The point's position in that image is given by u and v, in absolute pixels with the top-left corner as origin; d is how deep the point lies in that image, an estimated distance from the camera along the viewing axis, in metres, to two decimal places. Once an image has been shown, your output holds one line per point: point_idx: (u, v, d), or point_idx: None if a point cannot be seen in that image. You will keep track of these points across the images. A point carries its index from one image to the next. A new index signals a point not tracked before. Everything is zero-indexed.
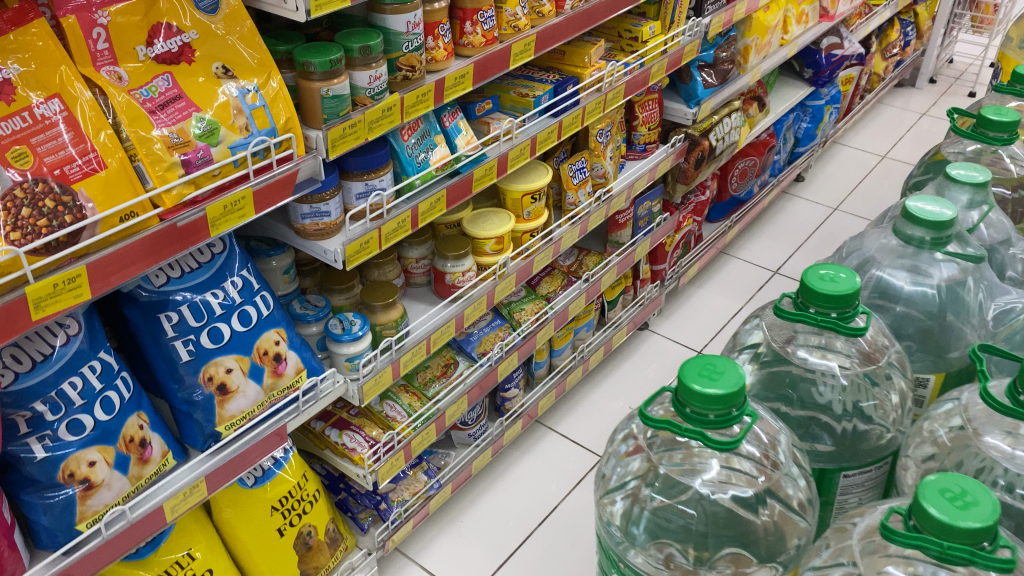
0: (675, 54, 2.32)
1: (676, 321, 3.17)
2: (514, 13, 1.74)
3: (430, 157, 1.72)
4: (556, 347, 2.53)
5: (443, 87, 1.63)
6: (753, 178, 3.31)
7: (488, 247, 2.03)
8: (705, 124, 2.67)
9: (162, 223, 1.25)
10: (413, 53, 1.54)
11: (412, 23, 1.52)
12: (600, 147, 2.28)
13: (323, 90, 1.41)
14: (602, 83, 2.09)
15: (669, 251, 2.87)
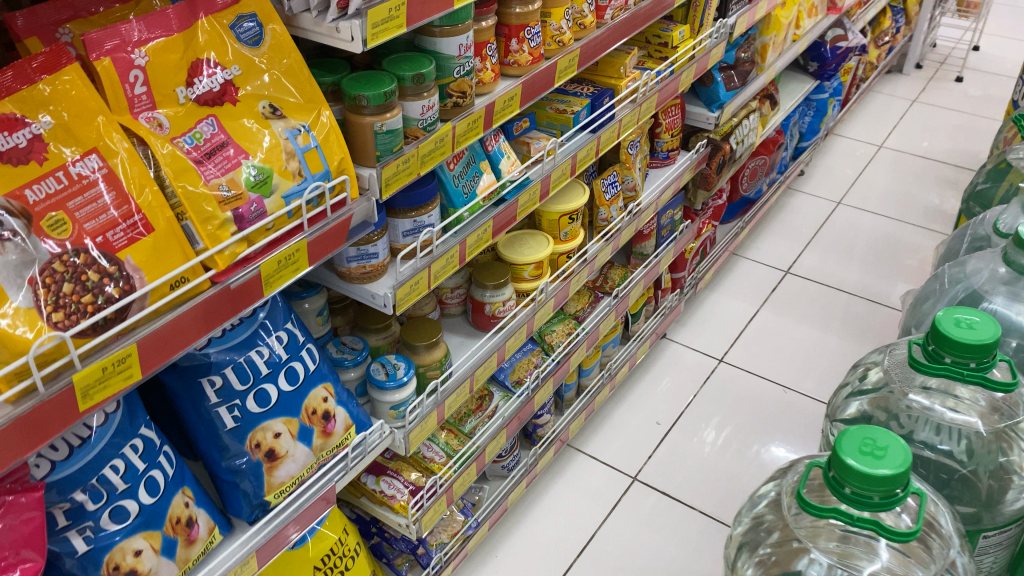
0: (703, 58, 2.23)
1: (693, 327, 3.08)
2: (559, 28, 1.61)
3: (477, 186, 1.59)
4: (585, 367, 2.43)
5: (492, 111, 1.50)
6: (763, 176, 3.22)
7: (527, 273, 1.91)
8: (726, 127, 2.58)
9: (214, 287, 1.11)
10: (464, 77, 1.41)
11: (464, 46, 1.39)
12: (631, 159, 2.16)
13: (376, 125, 1.27)
14: (637, 95, 1.98)
15: (689, 259, 2.78)
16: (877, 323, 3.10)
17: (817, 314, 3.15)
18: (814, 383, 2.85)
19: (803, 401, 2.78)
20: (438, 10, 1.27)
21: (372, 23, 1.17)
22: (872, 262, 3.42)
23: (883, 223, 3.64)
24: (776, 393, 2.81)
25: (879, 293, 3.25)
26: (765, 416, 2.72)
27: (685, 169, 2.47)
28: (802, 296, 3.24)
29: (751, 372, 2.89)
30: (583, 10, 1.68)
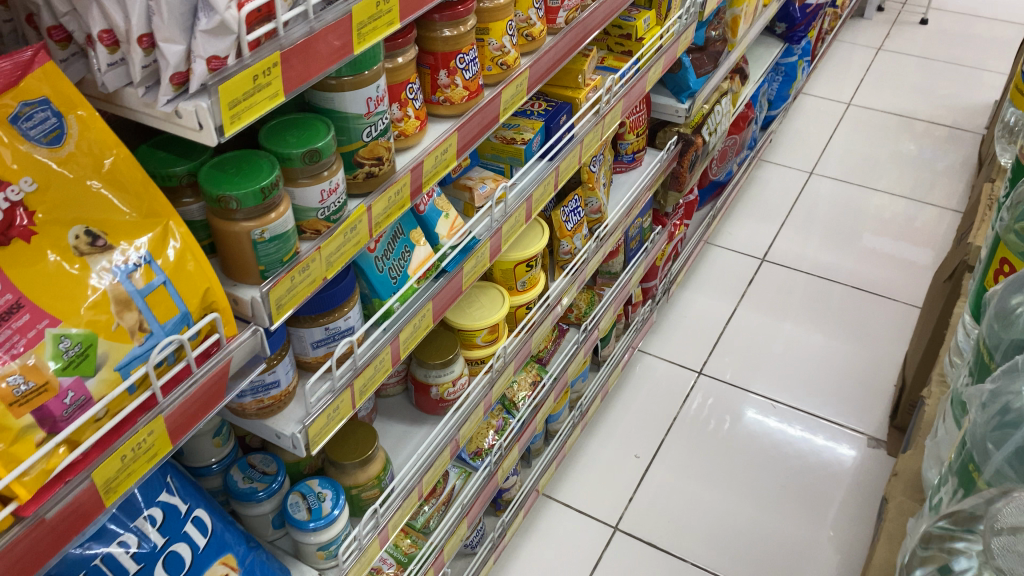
0: (670, 48, 1.87)
1: (667, 334, 2.76)
2: (502, 48, 1.24)
3: (408, 264, 1.22)
4: (554, 414, 2.09)
5: (420, 173, 1.13)
6: (733, 157, 2.88)
7: (479, 338, 1.54)
8: (697, 118, 2.24)
9: (20, 526, 0.73)
10: (380, 140, 1.04)
11: (374, 99, 1.01)
12: (594, 177, 1.81)
13: (256, 233, 0.90)
14: (600, 106, 1.62)
15: (661, 266, 2.45)
16: (864, 314, 2.83)
17: (798, 307, 2.86)
18: (801, 393, 2.57)
19: (793, 416, 2.50)
20: (331, 63, 0.90)
21: (231, 101, 0.79)
22: (851, 239, 3.13)
23: (860, 194, 3.35)
24: (762, 409, 2.52)
25: (864, 278, 2.97)
26: (752, 437, 2.44)
27: (653, 174, 2.13)
28: (782, 287, 2.94)
29: (734, 384, 2.59)
30: (529, 17, 1.31)
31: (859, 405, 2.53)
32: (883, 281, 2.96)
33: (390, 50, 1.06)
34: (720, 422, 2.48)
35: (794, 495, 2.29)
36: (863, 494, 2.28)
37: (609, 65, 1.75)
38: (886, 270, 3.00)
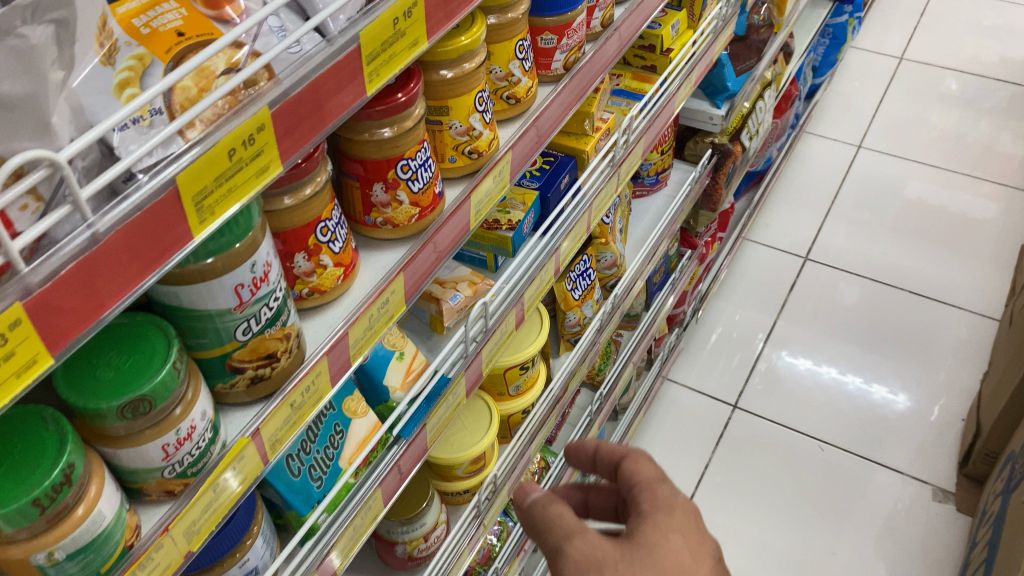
0: (705, 55, 1.45)
1: (699, 358, 2.39)
2: (470, 131, 0.85)
3: (341, 449, 0.86)
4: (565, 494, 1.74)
5: (345, 348, 0.76)
6: (774, 143, 2.45)
7: (459, 471, 1.17)
8: (735, 123, 1.82)
9: None
10: (271, 330, 0.67)
11: (251, 283, 0.63)
12: (608, 228, 1.42)
13: (42, 556, 0.54)
14: (614, 155, 1.23)
15: (690, 291, 2.07)
16: (923, 325, 2.43)
17: (846, 317, 2.47)
18: (854, 429, 2.19)
19: (844, 460, 2.13)
20: (155, 267, 0.53)
21: None
22: (909, 230, 2.71)
23: (917, 172, 2.91)
24: (809, 452, 2.15)
25: (922, 280, 2.56)
26: (794, 487, 2.08)
27: (684, 199, 1.73)
28: (829, 293, 2.54)
29: (776, 421, 2.22)
30: (510, 75, 0.91)
31: (919, 443, 2.16)
32: (943, 284, 2.55)
33: (288, 181, 0.68)
34: (759, 455, 2.15)
35: (848, 565, 1.94)
36: (929, 565, 1.92)
37: (626, 87, 1.35)
38: (947, 269, 2.59)
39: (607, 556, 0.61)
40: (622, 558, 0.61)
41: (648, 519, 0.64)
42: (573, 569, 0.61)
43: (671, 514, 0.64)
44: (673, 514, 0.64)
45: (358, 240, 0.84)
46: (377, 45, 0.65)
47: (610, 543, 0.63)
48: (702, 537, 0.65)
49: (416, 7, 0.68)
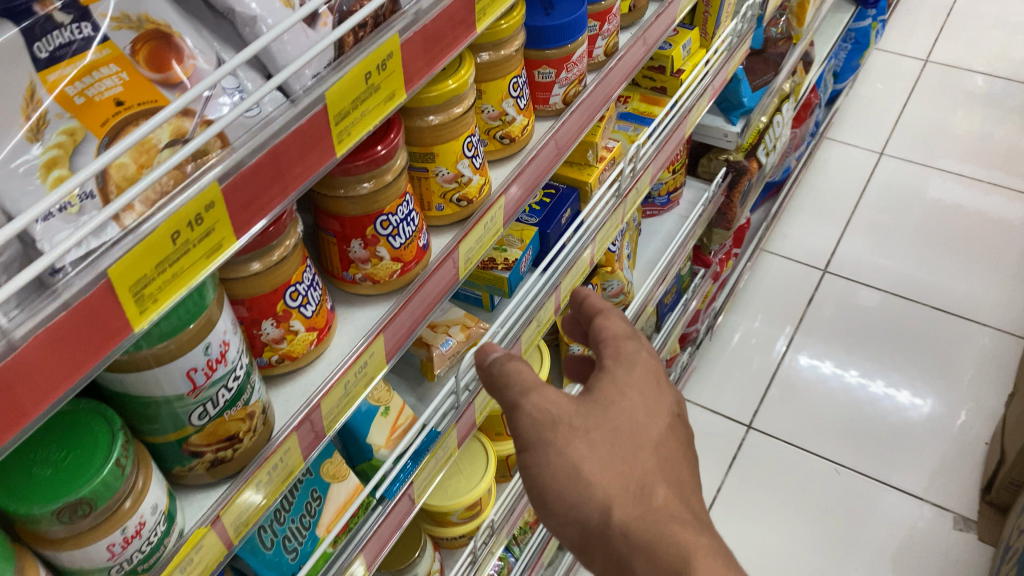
0: (719, 75, 1.39)
1: (716, 378, 2.27)
2: (458, 178, 0.80)
3: (318, 516, 0.80)
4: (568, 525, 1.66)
5: (318, 419, 0.70)
6: (792, 152, 2.36)
7: (454, 517, 1.11)
8: (751, 139, 1.76)
9: None
10: (232, 412, 0.61)
11: (206, 365, 0.57)
12: (615, 256, 1.36)
13: None
14: (620, 185, 1.18)
15: (703, 310, 2.00)
16: (945, 342, 2.33)
17: (865, 330, 2.37)
18: (872, 450, 2.09)
19: (861, 485, 2.03)
20: (88, 366, 0.47)
21: None
22: (931, 242, 2.60)
23: (942, 181, 2.80)
24: (825, 476, 2.05)
25: (943, 294, 2.45)
26: (808, 509, 1.99)
27: (698, 219, 1.66)
28: (850, 307, 2.44)
29: (793, 443, 2.11)
30: (503, 113, 0.86)
31: (939, 460, 2.07)
32: (968, 299, 2.44)
33: (254, 247, 0.63)
34: (773, 479, 2.05)
35: None
36: None
37: (635, 109, 1.29)
38: (971, 284, 2.48)
39: (563, 417, 0.62)
40: (577, 418, 0.62)
41: (606, 375, 0.66)
42: (529, 430, 0.62)
43: (630, 371, 0.66)
44: (632, 370, 0.66)
45: (336, 296, 0.78)
46: (347, 103, 0.59)
47: (566, 399, 0.64)
48: (658, 387, 0.67)
49: (392, 58, 0.62)
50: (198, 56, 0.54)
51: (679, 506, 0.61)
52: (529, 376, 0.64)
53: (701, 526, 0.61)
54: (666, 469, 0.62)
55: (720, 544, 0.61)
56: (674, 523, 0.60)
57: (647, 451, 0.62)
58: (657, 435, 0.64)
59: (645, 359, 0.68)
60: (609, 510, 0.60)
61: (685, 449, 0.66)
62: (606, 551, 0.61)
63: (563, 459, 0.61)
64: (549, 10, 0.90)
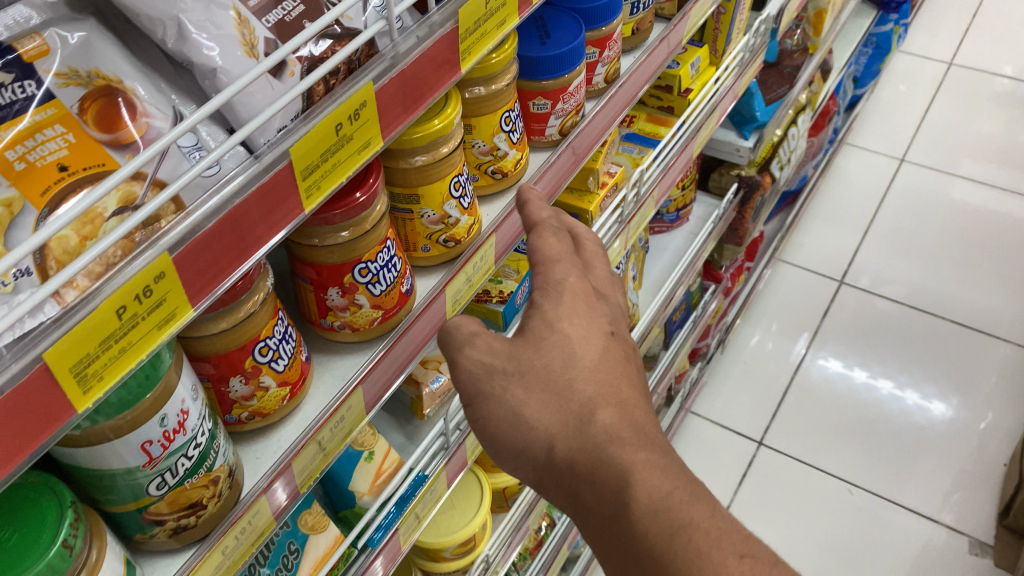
0: (729, 93, 1.34)
1: (727, 394, 2.18)
2: (444, 220, 0.76)
3: (297, 569, 0.77)
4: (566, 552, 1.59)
5: (291, 478, 0.68)
6: (809, 160, 2.30)
7: (446, 553, 1.08)
8: (764, 153, 1.71)
9: None
10: (193, 479, 0.59)
11: (163, 436, 0.54)
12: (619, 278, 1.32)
13: None
14: (622, 211, 1.15)
15: (713, 326, 1.95)
16: (966, 357, 2.23)
17: (884, 340, 2.28)
18: (887, 469, 2.00)
19: (875, 505, 1.94)
20: (24, 453, 0.44)
21: None
22: (952, 252, 2.51)
23: (964, 189, 2.72)
24: (836, 495, 1.96)
25: (964, 306, 2.36)
26: (819, 528, 1.91)
27: (707, 235, 1.61)
28: (869, 317, 2.34)
29: (805, 461, 2.02)
30: (495, 149, 0.82)
31: (956, 471, 1.99)
32: (990, 313, 2.34)
33: (221, 306, 0.59)
34: (783, 497, 1.97)
35: None
36: None
37: (639, 129, 1.25)
38: (993, 296, 2.38)
39: (499, 365, 0.57)
40: (511, 363, 0.57)
41: (537, 311, 0.60)
42: (466, 383, 0.57)
43: (561, 301, 0.60)
44: (563, 301, 0.60)
45: (314, 344, 0.75)
46: (315, 157, 0.56)
47: (499, 340, 0.58)
48: (597, 316, 0.61)
49: (367, 107, 0.58)
50: (154, 113, 0.51)
51: (630, 430, 0.54)
52: (462, 328, 0.59)
53: (657, 448, 0.53)
54: (613, 397, 0.56)
55: (681, 466, 0.53)
56: (621, 445, 0.52)
57: (587, 380, 0.56)
58: (598, 368, 0.57)
59: (578, 283, 0.62)
60: (553, 445, 0.54)
61: (638, 379, 0.59)
62: (560, 491, 0.55)
63: (503, 407, 0.55)
64: (545, 38, 0.86)
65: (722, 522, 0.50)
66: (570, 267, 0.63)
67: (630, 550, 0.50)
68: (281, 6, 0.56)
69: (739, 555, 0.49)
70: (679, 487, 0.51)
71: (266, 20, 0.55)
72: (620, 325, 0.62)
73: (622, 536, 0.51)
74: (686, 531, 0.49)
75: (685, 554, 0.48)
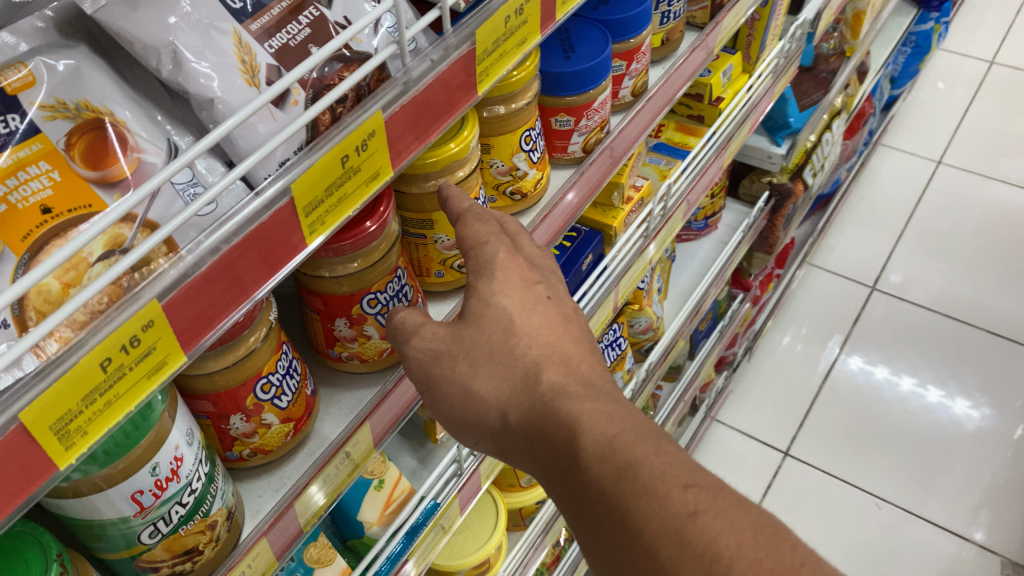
0: (761, 102, 1.29)
1: (754, 402, 2.11)
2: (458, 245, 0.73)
3: None
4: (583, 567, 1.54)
5: (293, 517, 0.65)
6: (842, 164, 2.23)
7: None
8: (797, 159, 1.66)
9: None
10: (189, 525, 0.56)
11: (155, 486, 0.52)
12: (644, 292, 1.28)
13: None
14: (649, 225, 1.11)
15: (740, 335, 1.90)
16: (1003, 368, 2.14)
17: (916, 347, 2.20)
18: (917, 484, 1.93)
19: (903, 521, 1.87)
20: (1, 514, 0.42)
21: None
22: (990, 258, 2.42)
23: (1003, 192, 2.63)
24: (864, 510, 1.89)
25: (1001, 314, 2.27)
26: (844, 542, 1.85)
27: (737, 244, 1.56)
28: (902, 325, 2.26)
29: (831, 473, 1.96)
30: (513, 169, 0.78)
31: (987, 484, 1.92)
32: None
33: (221, 343, 0.56)
34: (809, 511, 1.90)
35: None
36: None
37: (668, 140, 1.21)
38: None
39: (443, 348, 0.59)
40: (455, 345, 0.59)
41: (472, 290, 0.61)
42: (417, 369, 0.60)
43: (493, 277, 0.61)
44: (495, 278, 0.61)
45: (320, 376, 0.72)
46: (320, 192, 0.52)
47: (443, 326, 0.60)
48: (533, 286, 0.62)
49: (375, 136, 0.55)
50: (146, 148, 0.48)
51: (576, 384, 0.56)
52: (407, 319, 0.61)
53: (602, 398, 0.55)
54: (557, 359, 0.57)
55: (630, 412, 0.54)
56: (566, 400, 0.55)
57: (530, 344, 0.58)
58: (537, 337, 0.59)
59: (511, 257, 0.63)
60: (506, 410, 0.57)
61: (583, 342, 0.61)
62: (523, 453, 0.58)
63: (453, 384, 0.58)
64: (569, 52, 0.82)
65: (668, 456, 0.51)
66: (499, 242, 0.63)
67: (586, 493, 0.52)
68: (286, 29, 0.52)
69: (683, 485, 0.50)
70: (624, 429, 0.52)
71: (270, 45, 0.52)
72: (558, 290, 0.63)
73: (576, 482, 0.53)
74: (630, 466, 0.51)
75: (630, 488, 0.50)
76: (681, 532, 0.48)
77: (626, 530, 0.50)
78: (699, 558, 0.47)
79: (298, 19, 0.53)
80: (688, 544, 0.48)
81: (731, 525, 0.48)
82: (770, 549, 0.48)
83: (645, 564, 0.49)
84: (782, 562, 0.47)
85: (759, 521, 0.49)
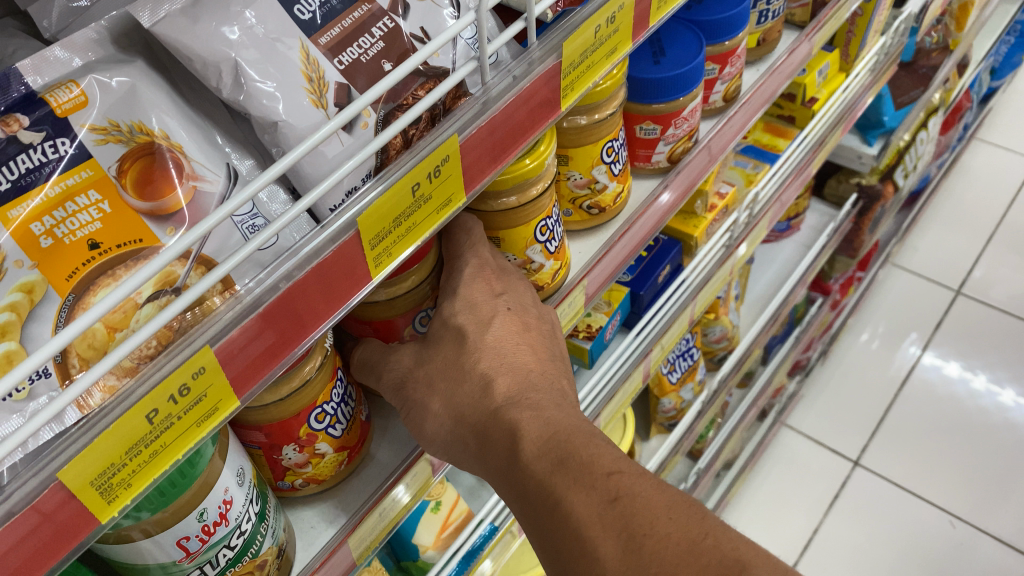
0: (859, 102, 1.21)
1: (827, 406, 2.01)
2: (526, 264, 0.68)
3: None
4: None
5: (347, 551, 0.61)
6: (934, 159, 2.10)
7: None
8: (888, 161, 1.56)
9: None
10: (237, 567, 0.53)
11: (204, 530, 0.49)
12: (721, 301, 1.21)
13: None
14: (734, 230, 1.04)
15: (815, 340, 1.80)
16: None
17: (999, 355, 2.06)
18: (993, 503, 1.80)
19: (978, 541, 1.74)
20: (40, 570, 0.38)
21: None
22: None
23: None
24: (935, 526, 1.77)
25: None
26: (912, 556, 1.73)
27: (821, 249, 1.47)
28: (986, 331, 2.11)
29: (901, 485, 1.84)
30: (594, 181, 0.73)
31: None
32: None
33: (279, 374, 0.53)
34: (877, 523, 1.79)
35: None
36: None
37: (756, 142, 1.14)
38: None
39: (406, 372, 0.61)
40: (418, 366, 0.61)
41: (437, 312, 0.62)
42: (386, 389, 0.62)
43: (457, 294, 0.62)
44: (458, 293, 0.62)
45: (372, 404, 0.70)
46: (387, 223, 0.48)
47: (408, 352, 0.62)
48: (495, 298, 0.63)
49: (449, 161, 0.50)
50: (204, 175, 0.45)
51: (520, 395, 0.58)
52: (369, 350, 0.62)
53: (545, 407, 0.57)
54: (507, 370, 0.60)
55: (568, 417, 0.57)
56: (511, 407, 0.58)
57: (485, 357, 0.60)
58: (488, 348, 0.61)
59: (481, 271, 0.63)
60: (458, 421, 0.59)
61: (540, 352, 0.63)
62: (474, 463, 0.60)
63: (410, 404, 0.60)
64: (658, 56, 0.76)
65: (600, 448, 0.53)
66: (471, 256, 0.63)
67: (523, 490, 0.54)
68: (357, 43, 0.48)
69: (608, 472, 0.51)
70: (559, 429, 0.55)
71: (339, 61, 0.47)
72: (520, 300, 0.64)
73: (518, 482, 0.55)
74: (564, 458, 0.53)
75: (562, 478, 0.52)
76: (601, 515, 0.49)
77: (555, 514, 0.51)
78: (617, 536, 0.48)
79: (372, 29, 0.48)
80: (609, 524, 0.49)
81: (648, 504, 0.49)
82: (682, 525, 0.48)
83: (572, 548, 0.50)
84: (692, 537, 0.47)
85: (677, 500, 0.50)
